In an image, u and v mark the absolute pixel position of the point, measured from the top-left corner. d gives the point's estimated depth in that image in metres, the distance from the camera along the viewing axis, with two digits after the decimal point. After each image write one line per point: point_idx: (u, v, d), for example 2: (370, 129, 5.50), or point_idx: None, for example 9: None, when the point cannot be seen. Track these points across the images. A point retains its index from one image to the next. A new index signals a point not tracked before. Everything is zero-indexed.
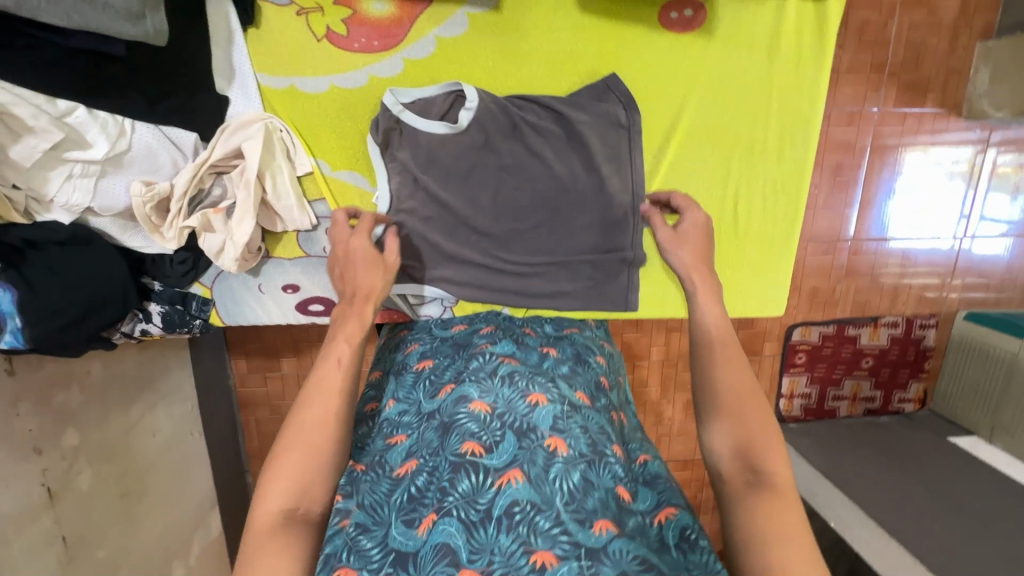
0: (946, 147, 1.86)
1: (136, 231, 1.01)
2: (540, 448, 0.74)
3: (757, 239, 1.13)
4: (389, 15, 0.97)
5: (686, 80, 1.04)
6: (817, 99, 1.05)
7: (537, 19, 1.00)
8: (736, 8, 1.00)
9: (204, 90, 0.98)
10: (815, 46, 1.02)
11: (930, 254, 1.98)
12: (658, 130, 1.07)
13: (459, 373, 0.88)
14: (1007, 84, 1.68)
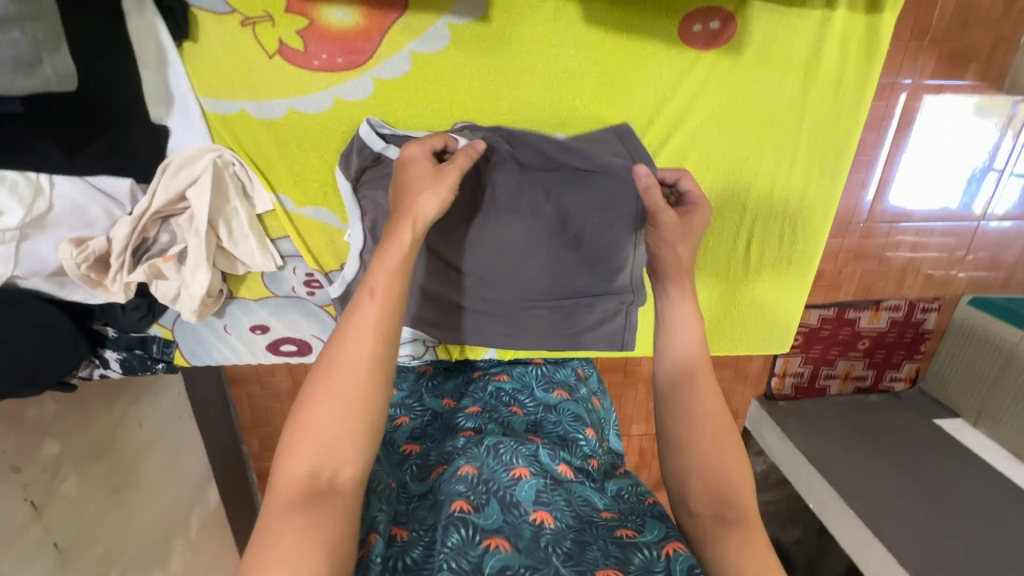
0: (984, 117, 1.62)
1: (75, 285, 0.89)
2: (527, 520, 0.74)
3: (770, 275, 1.06)
4: (355, 26, 0.79)
5: (708, 108, 0.89)
6: (852, 135, 0.92)
7: (537, 34, 0.82)
8: (772, 23, 0.83)
9: (136, 121, 0.81)
10: (858, 74, 0.88)
11: (945, 235, 1.79)
12: (673, 161, 0.94)
13: (446, 452, 0.90)
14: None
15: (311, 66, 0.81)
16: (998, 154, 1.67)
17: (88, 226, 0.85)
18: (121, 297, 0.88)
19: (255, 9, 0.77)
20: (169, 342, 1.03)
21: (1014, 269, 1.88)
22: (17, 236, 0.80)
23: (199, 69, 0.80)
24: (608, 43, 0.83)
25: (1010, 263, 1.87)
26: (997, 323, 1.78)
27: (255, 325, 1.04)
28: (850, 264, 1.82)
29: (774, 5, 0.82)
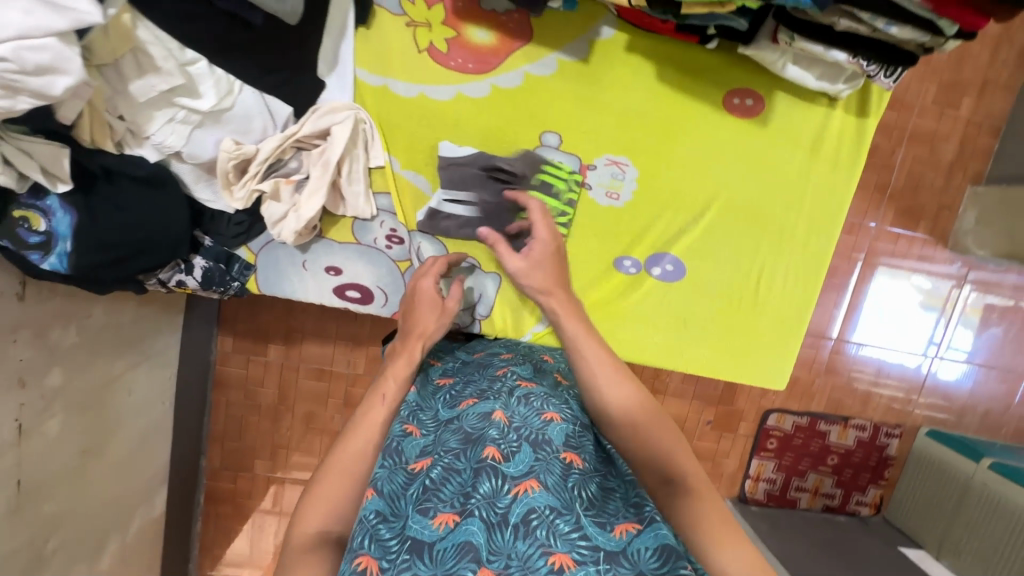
0: (931, 277, 1.60)
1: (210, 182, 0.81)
2: (557, 459, 0.62)
3: (770, 333, 1.02)
4: (490, 44, 0.87)
5: (732, 131, 0.93)
6: (840, 211, 0.98)
7: (623, 68, 0.90)
8: (795, 101, 0.93)
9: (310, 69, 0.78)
10: (852, 154, 0.95)
11: (902, 376, 1.67)
12: (699, 199, 0.96)
13: (483, 389, 0.76)
14: (994, 227, 1.45)
15: (449, 64, 0.87)
16: (953, 334, 1.63)
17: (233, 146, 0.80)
18: (241, 204, 0.82)
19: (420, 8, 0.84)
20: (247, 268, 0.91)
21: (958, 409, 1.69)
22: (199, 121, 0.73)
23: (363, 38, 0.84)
24: (719, 89, 0.91)
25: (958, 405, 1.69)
26: (955, 460, 1.57)
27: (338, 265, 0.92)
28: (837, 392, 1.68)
29: (796, 91, 0.92)
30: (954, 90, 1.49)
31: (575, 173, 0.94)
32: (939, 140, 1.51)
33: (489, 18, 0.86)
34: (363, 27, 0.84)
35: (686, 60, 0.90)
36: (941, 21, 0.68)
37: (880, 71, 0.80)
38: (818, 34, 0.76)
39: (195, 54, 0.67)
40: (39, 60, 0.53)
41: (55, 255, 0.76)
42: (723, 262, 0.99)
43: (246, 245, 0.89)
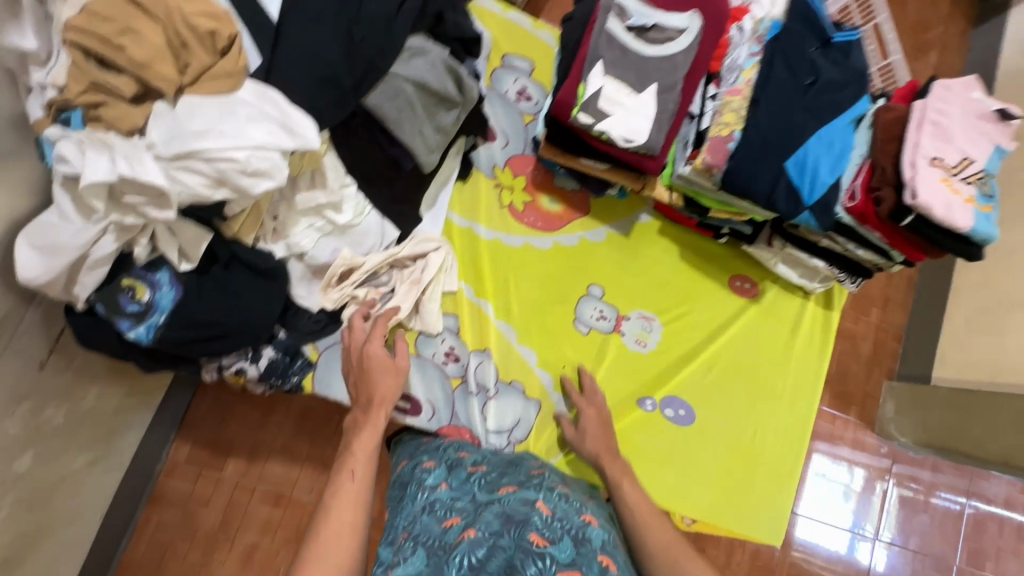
0: (856, 466, 1.62)
1: (309, 283, 0.89)
2: (597, 560, 0.57)
3: (765, 485, 1.12)
4: (557, 211, 1.08)
5: (731, 307, 1.15)
6: (818, 382, 1.17)
7: (653, 245, 1.12)
8: (780, 292, 1.18)
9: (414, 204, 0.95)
10: (822, 337, 1.19)
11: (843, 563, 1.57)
12: (707, 355, 1.12)
13: (523, 482, 0.72)
14: (910, 418, 1.59)
15: (523, 220, 1.06)
16: (877, 520, 1.59)
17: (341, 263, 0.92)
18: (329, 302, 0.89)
19: (510, 177, 1.06)
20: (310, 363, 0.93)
21: None
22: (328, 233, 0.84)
23: (461, 191, 1.04)
24: (723, 272, 1.15)
25: None
26: None
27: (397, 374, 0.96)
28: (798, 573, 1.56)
29: (782, 284, 1.18)
30: (862, 302, 1.71)
31: (613, 321, 1.10)
32: (858, 339, 1.70)
33: (559, 193, 1.09)
34: (460, 181, 1.04)
35: (695, 248, 1.14)
36: (893, 252, 0.95)
37: (847, 278, 1.07)
38: (805, 244, 1.03)
39: (351, 180, 0.80)
40: (259, 165, 0.63)
41: (140, 325, 0.76)
42: (721, 413, 1.12)
43: (313, 342, 0.93)
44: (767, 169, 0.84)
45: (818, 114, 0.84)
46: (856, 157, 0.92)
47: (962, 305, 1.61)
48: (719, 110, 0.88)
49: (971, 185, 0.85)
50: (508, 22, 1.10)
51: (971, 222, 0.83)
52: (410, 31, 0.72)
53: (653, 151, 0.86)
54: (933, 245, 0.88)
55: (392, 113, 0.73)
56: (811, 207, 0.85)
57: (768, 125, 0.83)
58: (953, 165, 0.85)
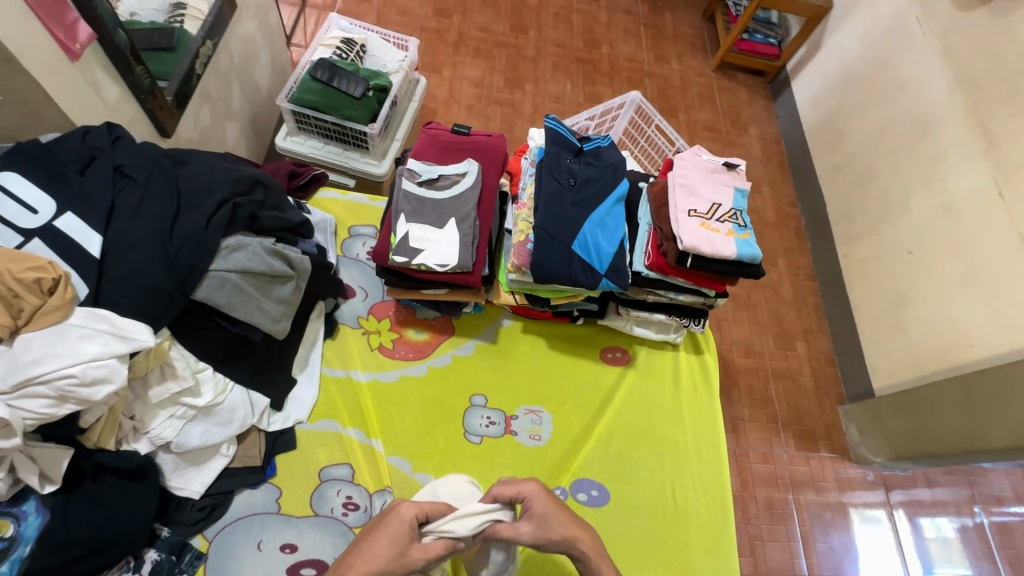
0: (858, 506, 1.60)
1: (186, 472, 0.93)
2: None
3: (702, 545, 1.10)
4: (425, 339, 1.20)
5: (610, 378, 1.24)
6: (717, 425, 1.23)
7: (521, 346, 1.24)
8: (650, 352, 1.29)
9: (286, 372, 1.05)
10: (704, 381, 1.27)
11: None
12: (601, 429, 1.18)
13: None
14: (876, 436, 1.61)
15: (393, 357, 1.16)
16: (927, 556, 1.55)
17: (217, 447, 0.95)
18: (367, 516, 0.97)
19: (373, 324, 1.19)
20: (201, 555, 0.93)
21: None
22: (193, 419, 0.91)
23: (330, 348, 1.15)
24: (593, 351, 1.27)
25: None
26: None
27: (295, 541, 0.96)
28: None
29: (649, 344, 1.29)
30: (785, 338, 1.83)
31: (502, 424, 1.15)
32: (796, 376, 1.78)
33: (423, 323, 1.22)
34: (329, 338, 1.16)
35: (560, 336, 1.27)
36: (704, 289, 1.09)
37: (691, 321, 1.20)
38: (640, 305, 1.17)
39: (205, 364, 0.90)
40: (96, 374, 0.72)
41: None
42: (633, 484, 1.14)
43: (201, 532, 0.94)
44: (560, 254, 1.00)
45: (584, 205, 1.05)
46: (643, 226, 1.11)
47: (861, 320, 1.75)
48: (516, 222, 1.09)
49: (726, 222, 1.04)
50: (350, 202, 1.33)
51: (735, 249, 1.00)
52: (226, 233, 0.89)
53: (467, 269, 1.01)
54: (722, 274, 1.04)
55: (223, 298, 0.86)
56: (607, 274, 1.01)
57: (550, 222, 1.02)
58: (707, 211, 1.05)
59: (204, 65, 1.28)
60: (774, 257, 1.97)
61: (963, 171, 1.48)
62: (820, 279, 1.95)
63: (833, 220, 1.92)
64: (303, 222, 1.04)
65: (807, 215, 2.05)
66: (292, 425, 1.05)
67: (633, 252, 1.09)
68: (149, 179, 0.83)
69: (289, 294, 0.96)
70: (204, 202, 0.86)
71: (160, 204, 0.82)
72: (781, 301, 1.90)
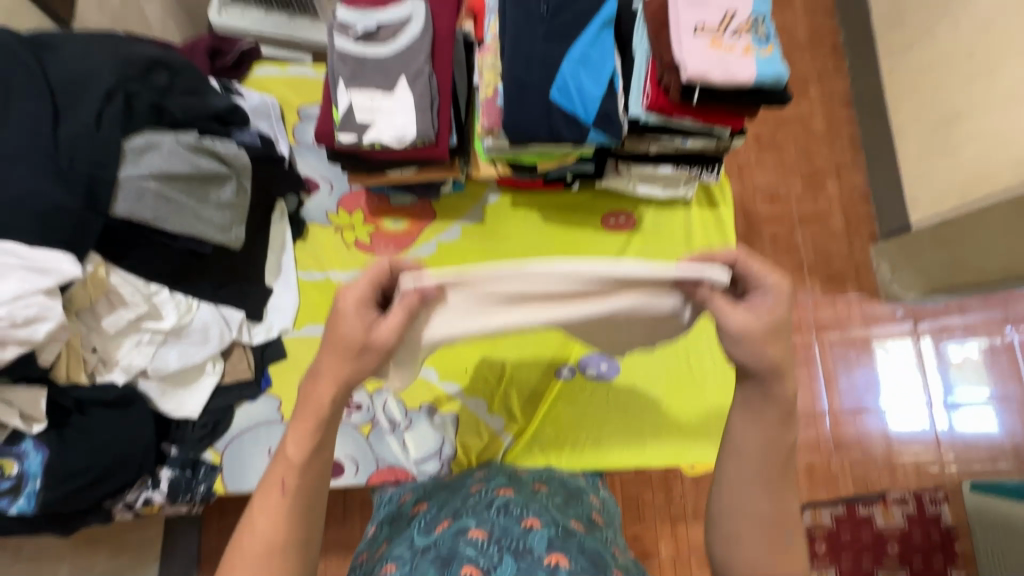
0: (882, 339, 1.54)
1: (177, 394, 0.90)
2: (540, 566, 0.54)
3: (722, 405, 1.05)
4: (404, 229, 1.08)
5: (615, 244, 1.12)
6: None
7: (513, 223, 1.11)
8: (658, 212, 1.14)
9: (258, 282, 0.97)
10: (721, 237, 1.14)
11: (924, 437, 1.48)
12: None
13: (457, 508, 0.69)
14: (911, 270, 1.49)
15: (372, 252, 1.06)
16: (948, 378, 1.52)
17: (202, 366, 0.93)
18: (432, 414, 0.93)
19: (344, 218, 1.07)
20: (216, 466, 0.94)
21: (997, 453, 1.48)
22: (165, 342, 0.86)
23: (301, 250, 1.05)
24: (595, 218, 1.13)
25: (990, 449, 1.48)
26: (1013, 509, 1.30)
27: None
28: (857, 470, 1.46)
29: (655, 205, 1.14)
30: (816, 177, 1.63)
31: None
32: (827, 217, 1.61)
33: (401, 211, 1.09)
34: (300, 240, 1.05)
35: (554, 206, 1.13)
36: (716, 129, 0.91)
37: (703, 171, 1.03)
38: (642, 158, 1.00)
39: (157, 286, 0.84)
40: (26, 313, 0.63)
41: (20, 497, 0.77)
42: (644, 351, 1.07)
43: (211, 446, 0.95)
44: (536, 107, 0.82)
45: (559, 38, 0.84)
46: (640, 57, 0.89)
47: (905, 143, 1.52)
48: (481, 74, 0.89)
49: (743, 35, 0.82)
50: (292, 77, 1.13)
51: (754, 70, 0.80)
52: (130, 133, 0.75)
53: (430, 140, 0.85)
54: (738, 105, 0.85)
55: (146, 211, 0.75)
56: (594, 124, 0.83)
57: (519, 69, 0.82)
58: (718, 24, 0.83)
59: None
60: (807, 81, 1.68)
61: None
62: (859, 102, 1.67)
63: (882, 24, 1.58)
64: (227, 107, 0.88)
65: (849, 22, 1.70)
66: (277, 336, 0.99)
67: (630, 93, 0.89)
68: (3, 71, 0.66)
69: (230, 195, 0.84)
70: (86, 95, 0.71)
71: (27, 103, 0.67)
72: (813, 135, 1.66)
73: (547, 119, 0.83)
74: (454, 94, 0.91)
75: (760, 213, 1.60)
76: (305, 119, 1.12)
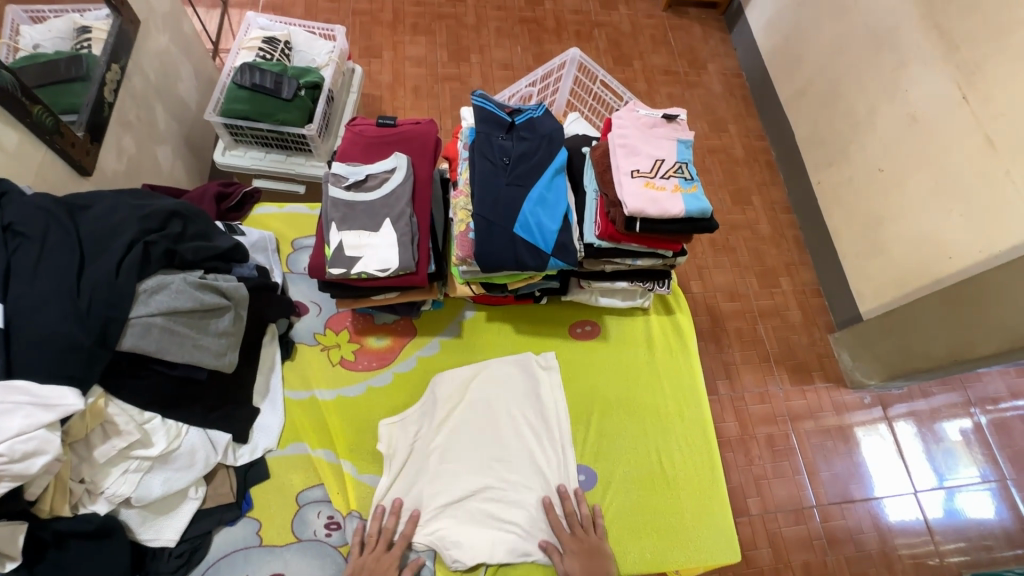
0: (861, 428, 1.60)
1: (156, 523, 0.90)
2: None
3: (694, 504, 1.09)
4: (387, 344, 1.17)
5: (582, 353, 1.21)
6: (696, 384, 1.21)
7: (487, 338, 1.21)
8: (620, 319, 1.26)
9: (246, 403, 1.02)
10: (679, 341, 1.25)
11: (915, 527, 1.50)
12: (579, 407, 1.16)
13: None
14: (867, 360, 1.60)
15: (357, 368, 1.13)
16: (938, 464, 1.56)
17: (185, 491, 0.93)
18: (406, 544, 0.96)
19: (331, 338, 1.16)
20: None
21: (988, 539, 1.49)
22: (151, 469, 0.89)
23: (288, 370, 1.12)
24: (563, 327, 1.24)
25: (981, 536, 1.49)
26: None
27: (281, 571, 0.95)
28: (854, 567, 1.44)
29: (617, 312, 1.26)
30: (768, 277, 1.80)
31: None
32: (784, 312, 1.75)
33: (384, 329, 1.18)
34: (288, 360, 1.13)
35: (524, 319, 1.24)
36: (660, 251, 1.05)
37: (654, 283, 1.17)
38: (600, 275, 1.13)
39: (150, 413, 0.88)
40: (25, 448, 0.67)
41: None
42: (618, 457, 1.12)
43: None
44: (502, 240, 0.95)
45: (520, 183, 1.00)
46: (590, 193, 1.05)
47: (841, 245, 1.71)
48: (454, 212, 1.04)
49: (671, 178, 0.99)
50: (289, 214, 1.27)
51: (683, 206, 0.95)
52: (143, 276, 0.85)
53: (410, 269, 0.96)
54: (675, 232, 0.99)
55: (150, 344, 0.82)
56: (553, 252, 0.97)
57: (487, 208, 0.97)
58: (651, 168, 1.00)
59: (114, 92, 1.15)
60: (749, 194, 1.92)
61: (930, 77, 1.41)
62: (796, 211, 1.90)
63: (805, 147, 1.85)
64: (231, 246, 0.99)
65: (778, 145, 1.98)
66: (261, 455, 1.02)
67: (583, 223, 1.04)
68: (44, 232, 0.78)
69: (228, 323, 0.92)
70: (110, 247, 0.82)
71: (63, 260, 0.78)
72: (761, 239, 1.85)
73: (513, 247, 0.96)
74: (432, 228, 1.05)
75: (723, 310, 1.73)
76: (299, 249, 1.25)
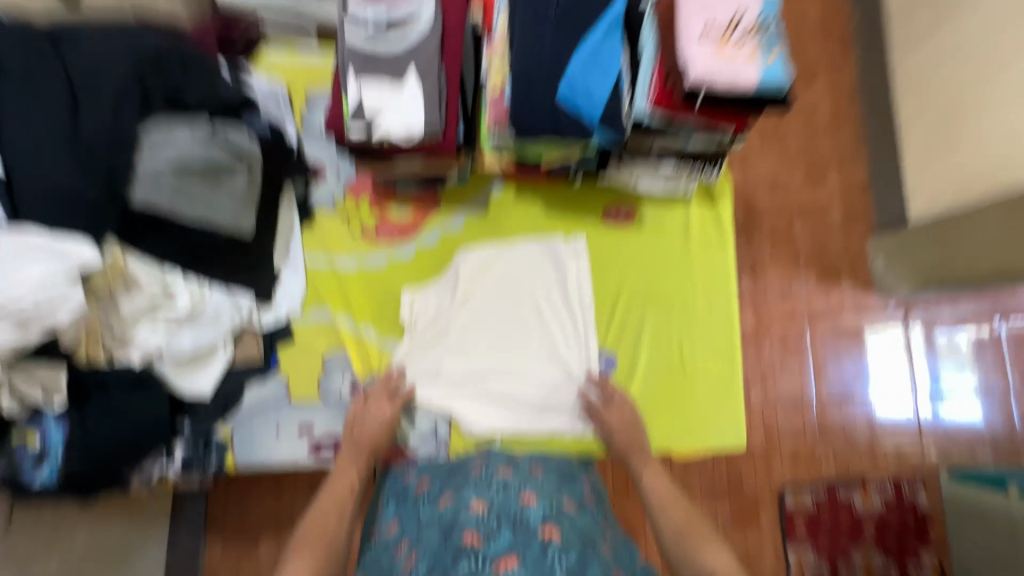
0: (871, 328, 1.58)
1: (190, 375, 0.93)
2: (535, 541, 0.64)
3: (708, 396, 1.11)
4: (409, 217, 1.11)
5: (613, 239, 1.15)
6: (730, 279, 1.15)
7: (516, 217, 1.13)
8: (657, 206, 1.17)
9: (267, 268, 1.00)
10: (719, 233, 1.16)
11: (905, 425, 1.53)
12: (605, 294, 1.12)
13: (461, 486, 0.78)
14: (904, 266, 1.51)
15: (379, 240, 1.09)
16: (946, 370, 1.55)
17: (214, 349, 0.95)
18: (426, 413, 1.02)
19: (350, 206, 1.09)
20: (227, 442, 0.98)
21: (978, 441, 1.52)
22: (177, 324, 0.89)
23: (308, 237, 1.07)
24: (596, 211, 1.16)
25: (970, 438, 1.53)
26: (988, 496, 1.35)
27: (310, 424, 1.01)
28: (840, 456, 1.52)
29: (656, 199, 1.17)
30: (817, 168, 1.64)
31: None
32: (825, 208, 1.63)
33: (407, 200, 1.11)
34: (307, 226, 1.08)
35: (556, 199, 1.15)
36: (719, 129, 0.93)
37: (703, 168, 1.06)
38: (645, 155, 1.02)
39: (172, 269, 0.87)
40: (49, 296, 0.66)
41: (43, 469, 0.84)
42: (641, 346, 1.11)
43: (223, 421, 0.98)
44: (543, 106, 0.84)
45: (567, 38, 0.85)
46: (646, 55, 0.90)
47: (907, 137, 1.52)
48: (489, 70, 0.91)
49: (748, 38, 0.83)
50: (299, 62, 1.13)
51: (757, 75, 0.81)
52: (145, 125, 0.79)
53: (437, 134, 0.87)
54: (742, 107, 0.86)
55: (159, 198, 0.79)
56: (599, 125, 0.86)
57: (527, 67, 0.84)
58: (725, 25, 0.83)
59: None
60: (814, 71, 1.67)
61: None
62: (864, 93, 1.67)
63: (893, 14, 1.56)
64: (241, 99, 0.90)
65: (860, 10, 1.67)
66: (285, 319, 1.03)
67: (635, 91, 0.90)
68: None
69: (240, 183, 0.87)
70: None
71: (57, 107, 0.73)
72: (817, 126, 1.66)
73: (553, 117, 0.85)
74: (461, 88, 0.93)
75: (760, 203, 1.61)
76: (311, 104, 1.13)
